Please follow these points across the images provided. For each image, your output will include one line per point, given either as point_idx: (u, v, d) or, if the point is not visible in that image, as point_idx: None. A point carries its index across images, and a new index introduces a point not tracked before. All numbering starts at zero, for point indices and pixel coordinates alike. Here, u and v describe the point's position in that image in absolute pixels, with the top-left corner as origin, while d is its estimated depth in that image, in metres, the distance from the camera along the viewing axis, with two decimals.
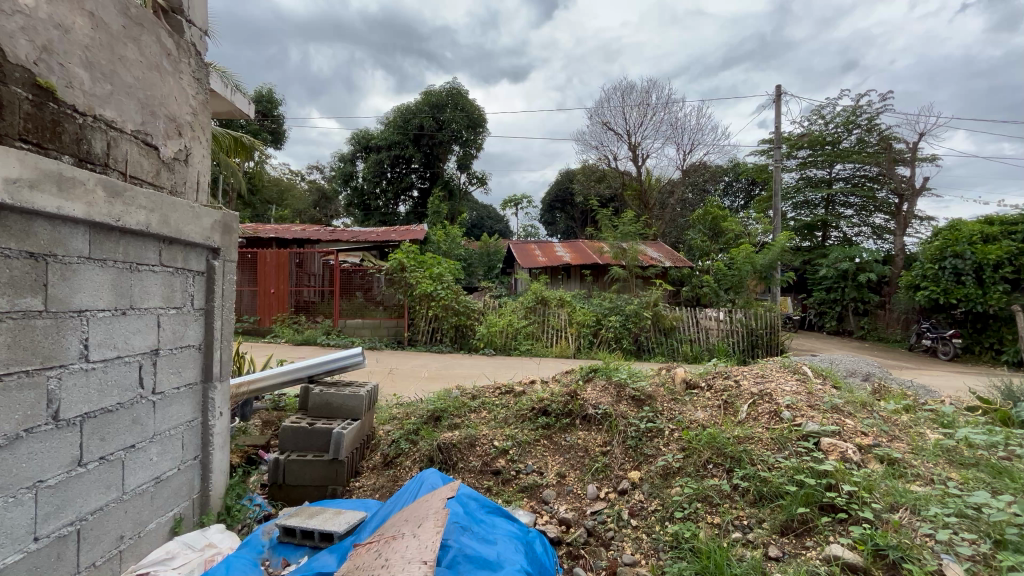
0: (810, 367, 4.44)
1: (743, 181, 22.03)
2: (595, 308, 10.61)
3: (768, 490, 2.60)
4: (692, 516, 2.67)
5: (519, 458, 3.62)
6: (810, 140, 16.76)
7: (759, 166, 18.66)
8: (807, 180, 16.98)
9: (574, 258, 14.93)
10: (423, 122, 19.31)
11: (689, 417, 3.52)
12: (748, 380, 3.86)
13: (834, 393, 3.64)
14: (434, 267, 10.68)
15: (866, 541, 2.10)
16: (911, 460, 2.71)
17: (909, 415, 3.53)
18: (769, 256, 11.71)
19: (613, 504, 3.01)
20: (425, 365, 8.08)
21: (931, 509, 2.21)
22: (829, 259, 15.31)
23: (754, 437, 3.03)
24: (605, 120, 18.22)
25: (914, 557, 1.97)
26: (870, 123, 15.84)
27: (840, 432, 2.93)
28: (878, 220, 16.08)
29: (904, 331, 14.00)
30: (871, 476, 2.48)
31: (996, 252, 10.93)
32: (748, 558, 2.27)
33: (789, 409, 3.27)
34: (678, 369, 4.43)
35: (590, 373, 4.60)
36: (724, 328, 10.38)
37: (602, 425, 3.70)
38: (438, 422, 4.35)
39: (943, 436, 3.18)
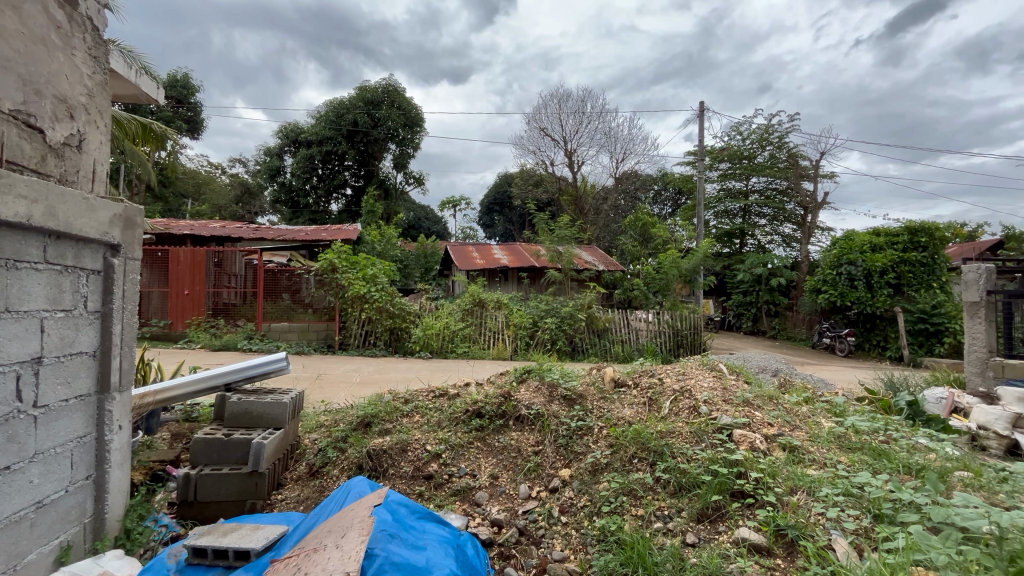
0: (725, 364, 4.78)
1: (671, 191, 23.32)
2: (531, 310, 10.77)
3: (687, 481, 2.75)
4: (618, 510, 2.78)
5: (451, 461, 3.60)
6: (729, 154, 18.08)
7: (685, 176, 19.84)
8: (727, 191, 18.27)
9: (511, 260, 15.07)
10: (357, 118, 18.65)
11: (616, 414, 3.67)
12: (671, 378, 4.09)
13: (746, 388, 3.95)
14: (368, 268, 10.33)
15: (769, 522, 2.29)
16: (809, 446, 2.99)
17: (808, 406, 3.90)
18: (693, 261, 12.49)
19: (545, 503, 3.07)
20: (357, 369, 7.81)
21: (823, 489, 2.45)
22: (746, 265, 16.57)
23: (675, 431, 3.21)
24: (543, 126, 18.57)
25: (809, 534, 2.18)
26: (780, 140, 17.35)
27: (750, 424, 3.19)
28: (787, 229, 17.61)
29: (808, 330, 15.44)
30: (775, 463, 2.71)
31: (882, 260, 12.39)
32: (668, 546, 2.40)
33: (706, 404, 3.49)
34: (607, 368, 4.59)
35: (523, 374, 4.66)
36: (653, 328, 10.93)
37: (534, 425, 3.76)
38: (368, 428, 4.22)
39: (835, 423, 3.54)
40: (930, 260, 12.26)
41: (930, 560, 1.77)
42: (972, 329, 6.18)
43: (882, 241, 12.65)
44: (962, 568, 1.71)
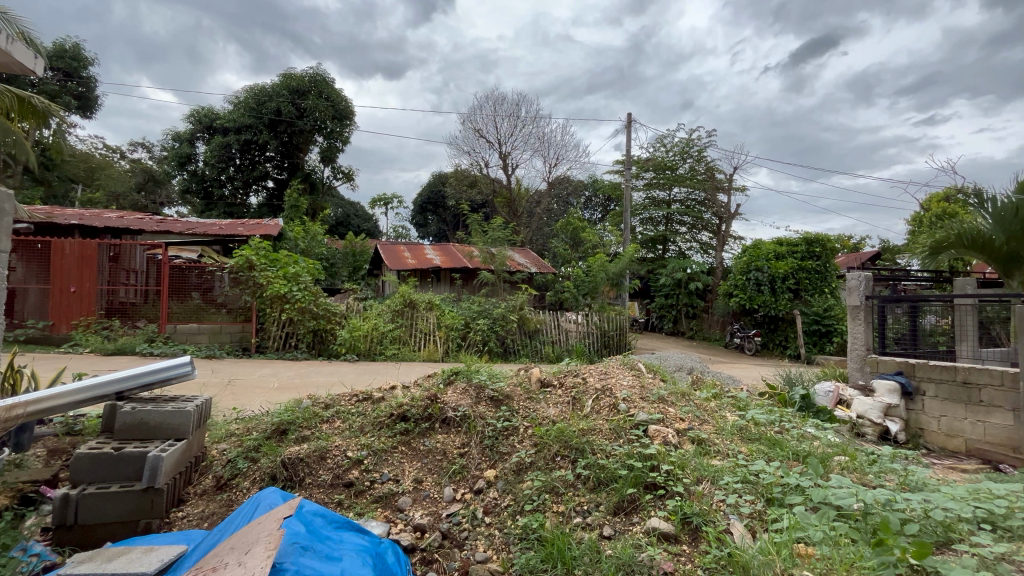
0: (644, 364, 5.05)
1: (601, 197, 24.24)
2: (463, 311, 10.71)
3: (605, 476, 2.87)
4: (540, 507, 2.84)
5: (373, 467, 3.50)
6: (654, 164, 19.15)
7: (614, 184, 20.71)
8: (651, 200, 19.31)
9: (444, 260, 14.92)
10: (281, 106, 17.60)
11: (542, 413, 3.75)
12: (594, 377, 4.25)
13: (661, 386, 4.20)
14: (290, 266, 9.76)
15: (677, 511, 2.44)
16: (715, 439, 3.22)
17: (716, 401, 4.21)
18: (619, 265, 13.06)
19: (469, 505, 3.08)
20: (276, 374, 7.34)
21: (725, 478, 2.65)
22: (668, 269, 17.59)
23: (596, 429, 3.33)
24: (478, 127, 18.54)
25: (711, 520, 2.35)
26: (699, 154, 18.63)
27: (664, 419, 3.39)
28: (704, 237, 18.91)
29: (721, 331, 16.67)
30: (685, 455, 2.90)
31: (783, 268, 13.68)
32: (586, 540, 2.48)
33: (625, 401, 3.66)
34: (534, 369, 4.68)
35: (451, 376, 4.62)
36: (581, 329, 11.29)
37: (460, 427, 3.75)
38: (284, 436, 3.99)
39: (738, 416, 3.86)
40: (823, 268, 13.72)
41: (810, 535, 1.97)
42: (855, 329, 6.93)
43: (784, 250, 13.96)
44: (834, 542, 1.92)
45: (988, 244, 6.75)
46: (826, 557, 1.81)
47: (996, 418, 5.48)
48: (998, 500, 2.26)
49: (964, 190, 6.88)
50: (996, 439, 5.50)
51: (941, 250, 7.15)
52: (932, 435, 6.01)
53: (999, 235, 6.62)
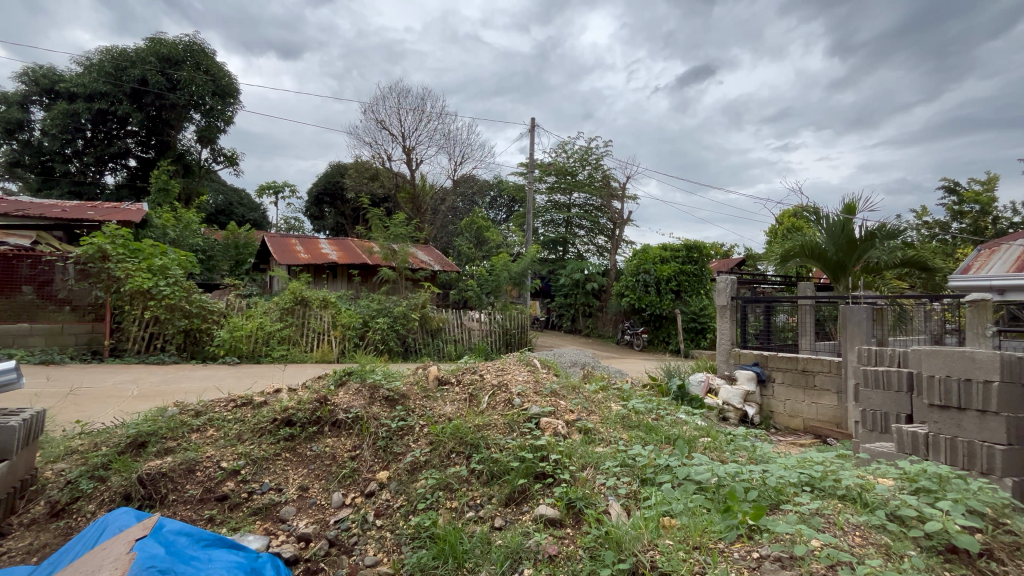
0: (540, 360, 5.24)
1: (505, 197, 24.65)
2: (361, 310, 10.26)
3: (497, 469, 2.94)
4: (433, 505, 2.85)
5: (252, 477, 3.24)
6: (555, 169, 20.02)
7: (518, 185, 21.20)
8: (553, 203, 20.11)
9: (341, 256, 14.12)
10: (146, 75, 15.39)
11: (438, 411, 3.73)
12: (491, 374, 4.33)
13: (554, 380, 4.40)
14: (155, 258, 8.60)
15: (563, 498, 2.58)
16: (601, 428, 3.46)
17: (603, 393, 4.51)
18: (521, 265, 13.30)
19: (359, 509, 2.99)
20: (135, 380, 6.41)
21: (607, 463, 2.85)
22: (567, 270, 18.45)
23: (491, 424, 3.40)
24: (380, 118, 17.84)
25: (593, 502, 2.52)
26: (596, 162, 19.80)
27: (555, 411, 3.57)
28: (601, 240, 20.04)
29: (614, 329, 17.86)
30: (573, 444, 3.08)
31: (667, 270, 15.03)
32: (477, 533, 2.53)
33: (519, 396, 3.79)
34: (432, 367, 4.64)
35: (343, 376, 4.42)
36: (484, 328, 11.38)
37: (352, 429, 3.60)
38: (141, 450, 3.51)
39: (622, 406, 4.17)
40: (699, 271, 15.33)
41: (672, 508, 2.21)
42: (722, 327, 7.78)
43: (668, 255, 15.33)
44: (692, 512, 2.17)
45: (823, 254, 8.03)
46: (684, 526, 2.04)
47: (826, 400, 6.56)
48: (817, 466, 2.72)
49: (808, 208, 8.11)
50: (825, 417, 6.59)
51: (789, 257, 8.36)
52: (779, 416, 7.04)
53: (831, 247, 7.91)
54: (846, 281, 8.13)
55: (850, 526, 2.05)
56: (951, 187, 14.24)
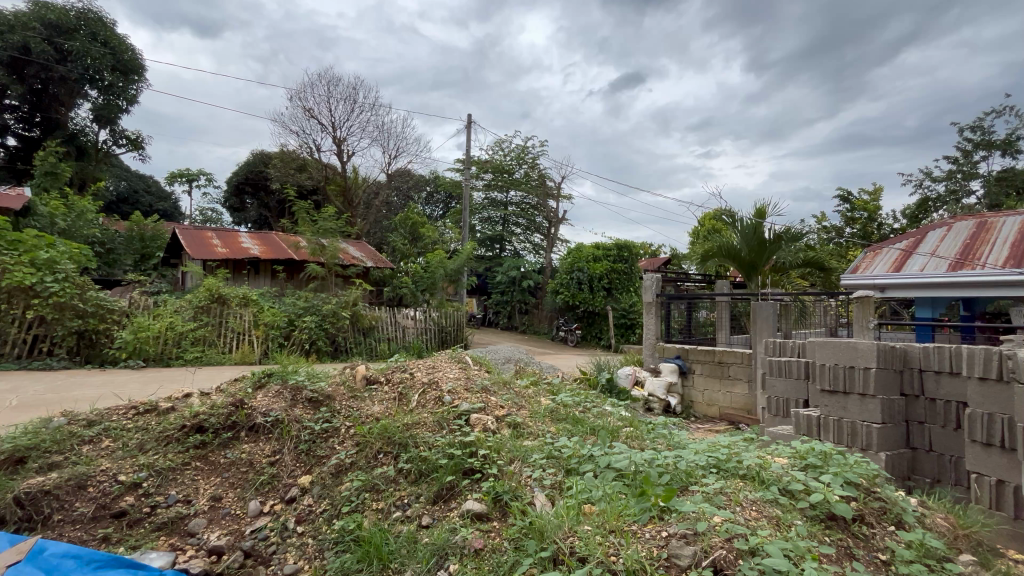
0: (473, 357, 5.26)
1: (442, 193, 24.36)
2: (287, 308, 9.70)
3: (425, 467, 2.93)
4: (358, 508, 2.79)
5: (156, 489, 3.00)
6: (492, 167, 20.13)
7: (454, 182, 21.04)
8: (490, 200, 20.17)
9: (264, 250, 13.27)
10: (29, 42, 13.56)
11: (365, 411, 3.64)
12: (421, 372, 4.28)
13: (485, 376, 4.44)
14: (41, 251, 7.64)
15: (490, 492, 2.61)
16: (530, 422, 3.53)
17: (533, 388, 4.61)
18: (458, 262, 13.11)
19: (279, 516, 2.86)
20: (15, 388, 5.66)
21: (533, 456, 2.92)
22: (504, 267, 18.59)
23: (420, 422, 3.37)
24: (308, 106, 16.94)
25: (518, 494, 2.57)
26: (533, 161, 20.09)
27: (485, 407, 3.60)
28: (537, 238, 20.18)
29: (549, 325, 18.22)
30: (501, 439, 3.12)
31: (600, 269, 15.59)
32: (404, 533, 2.50)
33: (450, 393, 3.78)
34: (360, 366, 4.51)
35: (262, 378, 4.18)
36: (419, 326, 11.14)
37: (272, 433, 3.43)
38: (20, 467, 3.12)
39: (551, 400, 4.28)
40: (629, 270, 16.02)
41: (592, 496, 2.32)
42: (648, 322, 8.21)
43: (600, 254, 15.90)
44: (610, 497, 2.29)
45: (737, 254, 8.70)
46: (603, 511, 2.14)
47: (739, 388, 7.11)
48: (724, 449, 2.96)
49: (725, 211, 8.74)
50: (738, 405, 7.15)
51: (708, 257, 8.99)
52: (698, 405, 7.56)
53: (744, 248, 8.58)
54: (757, 279, 8.83)
55: (747, 501, 2.26)
56: (845, 196, 15.93)
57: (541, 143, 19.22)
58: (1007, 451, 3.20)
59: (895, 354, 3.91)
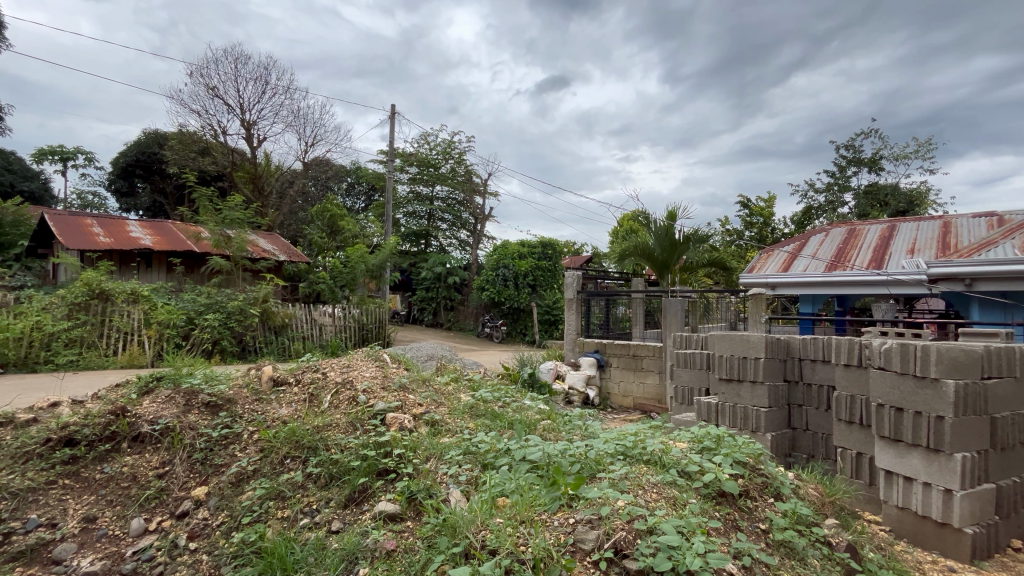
0: (392, 354, 5.12)
1: (364, 185, 23.42)
2: (185, 305, 8.79)
3: (337, 470, 2.82)
4: (261, 517, 2.62)
5: (12, 515, 2.61)
6: (417, 160, 19.68)
7: (377, 174, 20.32)
8: (415, 194, 19.74)
9: (157, 241, 11.91)
10: None
11: (270, 415, 3.43)
12: (335, 372, 4.10)
13: (403, 374, 4.35)
14: None
15: (404, 492, 2.57)
16: (447, 419, 3.51)
17: (454, 385, 4.59)
18: (380, 257, 12.60)
19: (167, 534, 2.60)
20: None
21: (450, 452, 2.91)
22: (429, 263, 18.28)
23: (331, 424, 3.24)
24: (212, 84, 15.46)
25: (432, 492, 2.54)
26: (459, 156, 19.89)
27: (402, 406, 3.52)
28: (463, 234, 20.02)
29: (474, 322, 18.20)
30: (418, 437, 3.07)
31: (525, 266, 15.84)
32: (311, 540, 2.38)
33: (365, 393, 3.66)
34: (267, 367, 4.24)
35: (151, 382, 3.78)
36: (338, 323, 10.56)
37: (160, 443, 3.12)
38: None
39: (470, 396, 4.28)
40: (553, 267, 16.42)
41: (505, 489, 2.35)
42: (569, 318, 8.51)
43: (525, 251, 16.13)
44: (522, 489, 2.34)
45: (651, 253, 9.26)
46: (515, 503, 2.18)
47: (651, 379, 7.58)
48: (631, 436, 3.15)
49: (640, 212, 9.23)
50: (649, 395, 7.62)
51: (625, 256, 9.50)
52: (614, 396, 7.95)
53: (658, 248, 9.14)
54: (669, 277, 9.43)
55: (649, 484, 2.42)
56: (744, 202, 17.50)
57: (468, 139, 19.09)
58: (864, 427, 3.71)
59: (780, 345, 4.37)
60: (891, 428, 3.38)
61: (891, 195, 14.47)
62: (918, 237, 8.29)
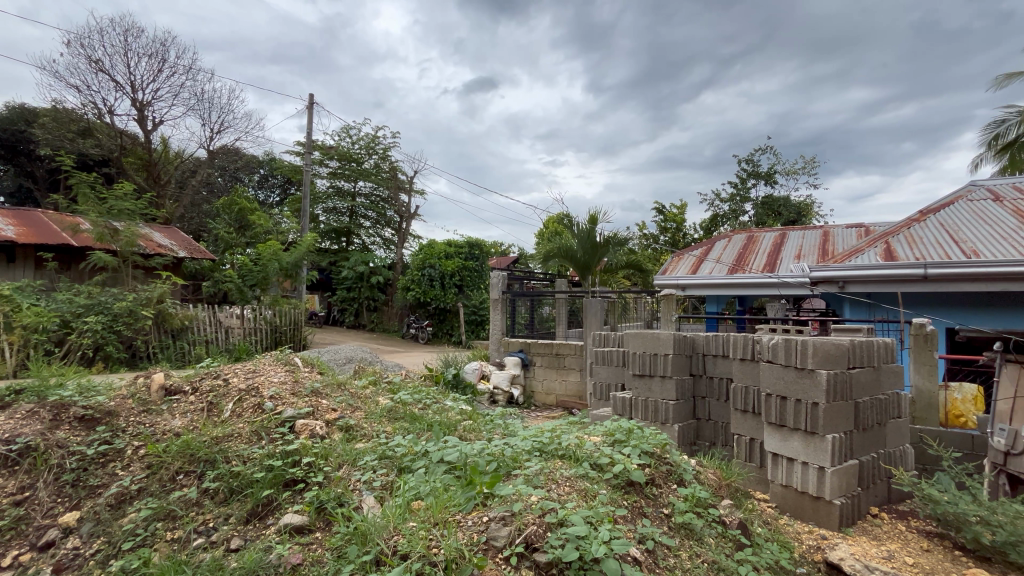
0: (304, 358, 4.85)
1: (279, 178, 21.98)
2: (59, 307, 7.71)
3: (238, 484, 2.63)
4: (146, 541, 2.36)
5: None
6: (338, 154, 18.73)
7: (294, 166, 19.13)
8: (335, 190, 18.86)
9: (23, 233, 10.31)
10: None
11: (161, 427, 3.13)
12: (238, 378, 3.80)
13: (316, 379, 4.13)
14: None
15: (312, 502, 2.45)
16: (363, 424, 3.38)
17: (372, 389, 4.44)
18: (295, 255, 11.82)
19: (26, 569, 2.26)
20: None
21: (365, 458, 2.81)
22: (350, 262, 17.52)
23: (233, 434, 3.01)
24: (95, 57, 13.69)
25: (344, 500, 2.44)
26: (383, 152, 19.18)
27: (313, 412, 3.35)
28: (387, 233, 19.43)
29: (399, 323, 17.74)
30: (330, 444, 2.93)
31: (451, 266, 15.70)
32: (206, 560, 2.18)
33: (272, 399, 3.43)
34: (158, 374, 3.85)
35: (8, 396, 3.29)
36: (248, 325, 9.76)
37: (19, 466, 2.71)
38: None
39: (390, 399, 4.14)
40: (480, 267, 16.43)
41: (421, 492, 2.32)
42: (494, 317, 8.56)
43: (452, 251, 15.98)
44: (438, 490, 2.33)
45: (574, 255, 9.58)
46: (429, 506, 2.16)
47: (572, 376, 7.81)
48: (547, 433, 3.24)
49: (564, 215, 9.50)
50: (571, 392, 7.85)
51: (550, 257, 9.77)
52: (538, 394, 8.12)
53: (580, 249, 9.48)
54: (590, 278, 9.81)
55: (562, 479, 2.51)
56: (660, 208, 18.64)
57: (393, 134, 18.50)
58: (756, 415, 4.10)
59: (686, 342, 4.71)
60: (777, 414, 3.78)
61: (784, 207, 16.13)
62: (804, 245, 9.34)
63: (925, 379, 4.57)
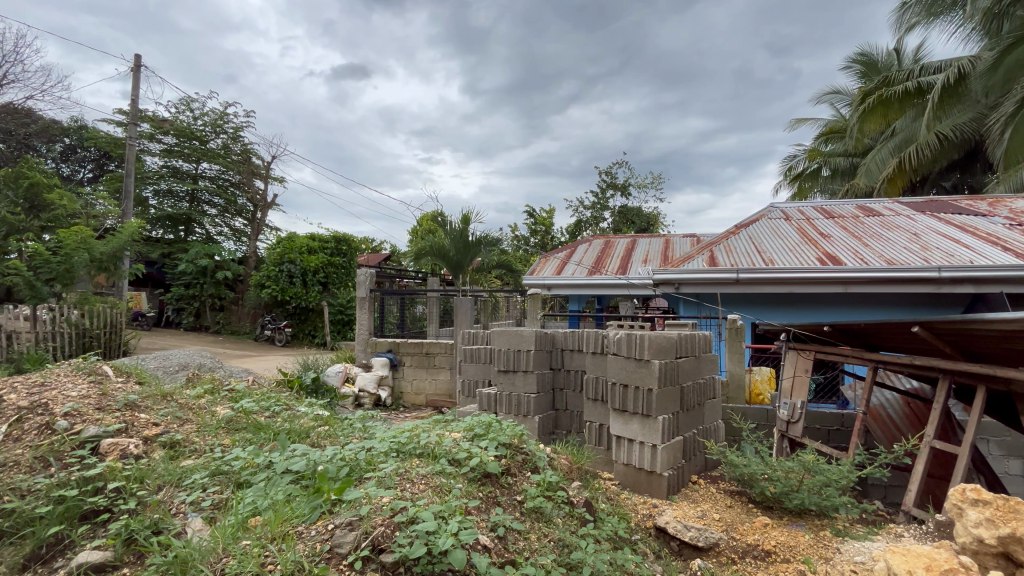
0: (118, 366, 4.10)
1: (91, 149, 18.17)
2: None
3: (12, 523, 2.13)
4: None
5: None
6: (174, 129, 16.09)
7: (114, 138, 16.00)
8: (171, 170, 16.28)
9: None
10: None
11: None
12: (17, 395, 3.07)
13: (133, 390, 3.51)
14: None
15: (119, 533, 2.09)
16: (193, 438, 2.98)
17: (208, 398, 3.92)
18: (113, 244, 9.86)
19: None
20: None
21: (192, 476, 2.48)
22: (189, 254, 15.18)
23: (7, 463, 2.44)
24: None
25: (161, 527, 2.13)
26: (235, 132, 16.97)
27: (126, 429, 2.85)
28: (238, 223, 17.29)
29: (251, 323, 15.95)
30: (147, 464, 2.53)
31: (314, 262, 14.61)
32: None
33: (67, 417, 2.83)
34: None
35: None
36: (42, 330, 7.89)
37: None
38: None
39: (230, 409, 3.68)
40: (347, 264, 15.52)
41: (259, 506, 2.14)
42: (361, 317, 8.13)
43: (315, 246, 14.88)
44: (279, 503, 2.16)
45: (446, 254, 9.57)
46: (267, 520, 2.00)
47: (442, 375, 7.80)
48: (408, 432, 3.21)
49: (437, 213, 9.45)
50: (441, 391, 7.85)
51: (421, 255, 9.60)
52: (407, 395, 7.96)
53: (452, 248, 9.50)
54: (462, 277, 9.89)
55: (417, 477, 2.51)
56: (530, 212, 19.54)
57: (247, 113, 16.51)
58: (604, 402, 4.53)
59: (546, 338, 5.01)
60: (620, 400, 4.24)
61: (636, 216, 18.08)
62: (650, 251, 10.60)
63: (733, 365, 5.49)
